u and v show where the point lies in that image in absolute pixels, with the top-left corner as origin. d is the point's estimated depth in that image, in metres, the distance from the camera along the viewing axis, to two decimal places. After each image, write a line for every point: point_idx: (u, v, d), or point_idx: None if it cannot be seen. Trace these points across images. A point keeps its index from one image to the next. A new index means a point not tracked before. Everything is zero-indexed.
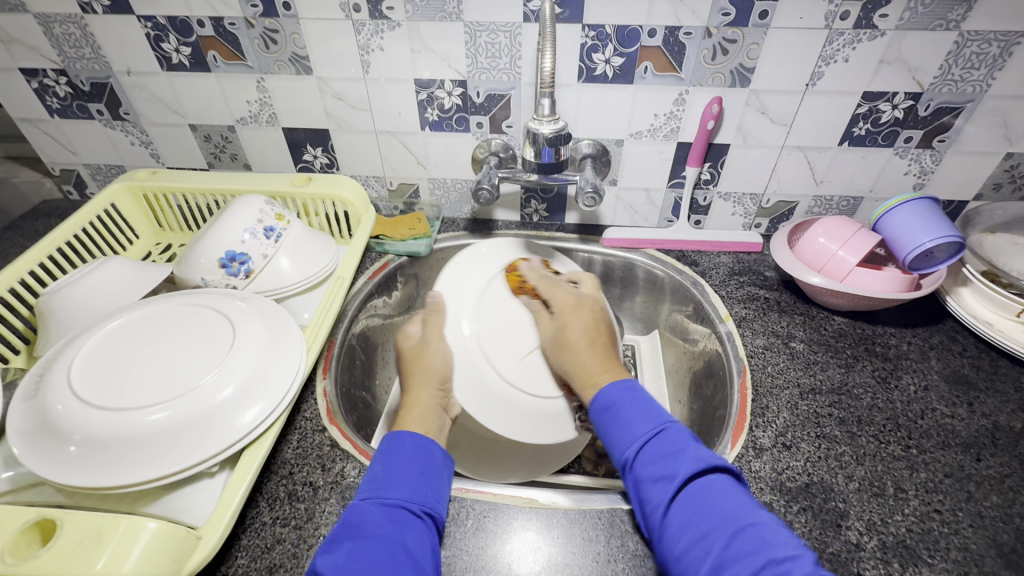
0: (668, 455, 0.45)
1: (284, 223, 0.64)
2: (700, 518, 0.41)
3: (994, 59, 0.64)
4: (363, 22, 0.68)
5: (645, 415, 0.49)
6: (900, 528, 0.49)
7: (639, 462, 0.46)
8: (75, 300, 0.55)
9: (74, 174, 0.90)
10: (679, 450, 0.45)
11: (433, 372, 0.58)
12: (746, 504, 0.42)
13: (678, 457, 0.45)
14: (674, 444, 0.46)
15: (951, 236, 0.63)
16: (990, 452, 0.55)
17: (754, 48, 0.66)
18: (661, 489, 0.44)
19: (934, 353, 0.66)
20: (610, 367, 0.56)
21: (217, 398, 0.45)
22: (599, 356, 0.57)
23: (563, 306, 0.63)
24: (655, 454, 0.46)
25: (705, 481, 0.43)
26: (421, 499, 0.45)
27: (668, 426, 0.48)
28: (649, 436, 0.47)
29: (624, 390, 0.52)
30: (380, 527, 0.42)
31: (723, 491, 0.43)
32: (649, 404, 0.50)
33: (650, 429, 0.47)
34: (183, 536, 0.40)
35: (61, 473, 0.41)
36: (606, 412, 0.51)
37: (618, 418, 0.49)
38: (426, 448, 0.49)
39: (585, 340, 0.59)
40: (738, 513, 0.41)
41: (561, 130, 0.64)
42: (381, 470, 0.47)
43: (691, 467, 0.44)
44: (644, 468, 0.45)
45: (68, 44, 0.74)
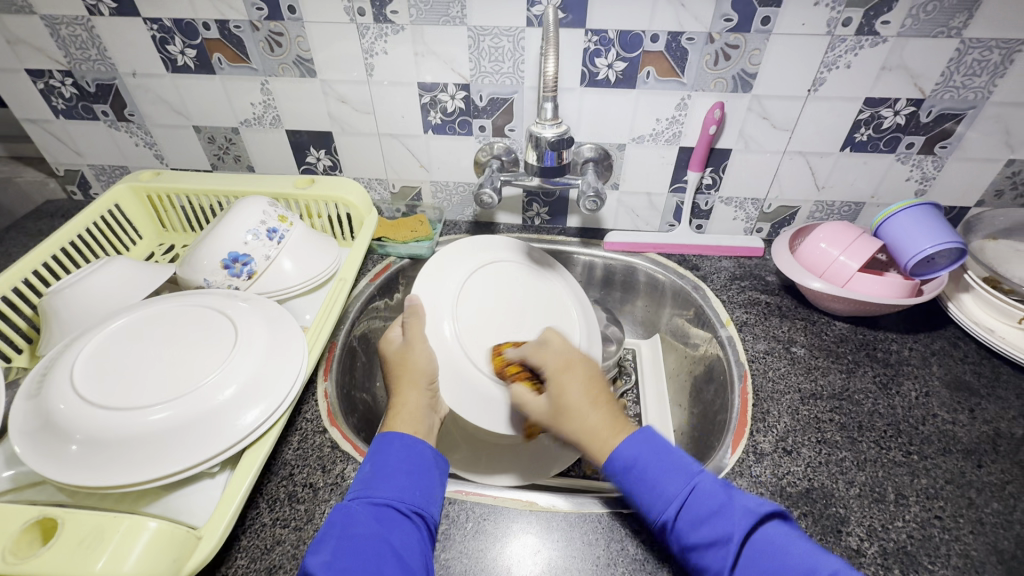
0: (711, 516, 0.43)
1: (287, 224, 0.64)
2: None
3: (996, 67, 0.64)
4: (368, 25, 0.68)
5: (672, 474, 0.46)
6: (901, 534, 0.49)
7: (682, 524, 0.44)
8: (79, 300, 0.56)
9: (79, 175, 0.91)
10: (720, 506, 0.44)
11: (421, 373, 0.56)
12: (807, 550, 0.41)
13: (723, 514, 0.43)
14: (713, 499, 0.44)
15: (953, 242, 0.63)
16: (991, 458, 0.55)
17: (757, 54, 0.66)
18: (717, 555, 0.42)
19: (935, 359, 0.66)
20: (623, 427, 0.51)
21: (217, 400, 0.45)
22: (608, 418, 0.52)
23: (556, 369, 0.57)
24: (696, 515, 0.44)
25: (759, 535, 0.42)
26: (409, 499, 0.46)
27: (695, 478, 0.46)
28: (683, 496, 0.45)
29: (642, 445, 0.48)
30: (367, 525, 0.42)
31: (785, 540, 0.41)
32: (673, 457, 0.48)
33: (682, 488, 0.45)
34: (183, 536, 0.40)
35: (64, 471, 0.41)
36: (629, 474, 0.47)
37: (644, 480, 0.47)
38: (413, 447, 0.49)
39: (587, 402, 0.53)
40: (804, 563, 0.39)
41: (564, 134, 0.65)
42: (370, 469, 0.47)
43: (741, 524, 0.42)
44: (690, 532, 0.43)
45: (75, 46, 0.74)
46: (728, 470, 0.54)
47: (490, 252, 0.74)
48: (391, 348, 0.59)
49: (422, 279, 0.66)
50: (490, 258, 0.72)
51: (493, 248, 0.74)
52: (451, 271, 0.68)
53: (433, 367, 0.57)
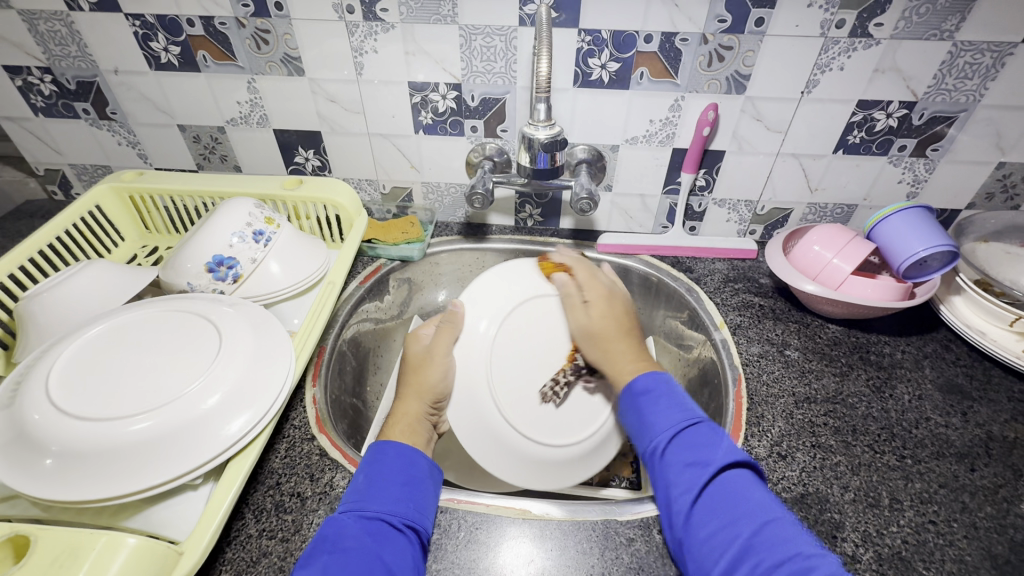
0: (703, 445, 0.46)
1: (274, 227, 0.63)
2: (731, 504, 0.42)
3: (987, 69, 0.64)
4: (357, 23, 0.67)
5: (683, 406, 0.50)
6: (895, 540, 0.49)
7: (670, 448, 0.47)
8: (58, 305, 0.54)
9: (59, 174, 0.88)
10: (714, 441, 0.46)
11: (430, 389, 0.56)
12: (772, 499, 0.43)
13: (713, 446, 0.46)
14: (710, 435, 0.47)
15: (945, 245, 0.63)
16: (984, 462, 0.55)
17: (750, 56, 0.66)
18: (694, 473, 0.44)
19: (928, 362, 0.66)
20: (643, 360, 0.57)
21: (202, 408, 0.44)
22: (633, 348, 0.58)
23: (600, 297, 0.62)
24: (691, 440, 0.47)
25: (737, 473, 0.44)
26: (402, 512, 0.44)
27: (698, 418, 0.49)
28: (684, 426, 0.48)
29: (663, 383, 0.52)
30: (358, 540, 0.41)
31: (754, 485, 0.44)
32: (687, 398, 0.51)
33: (686, 418, 0.48)
34: (163, 552, 0.39)
35: (39, 485, 0.39)
36: (645, 397, 0.51)
37: (654, 404, 0.50)
38: (409, 459, 0.49)
39: (620, 334, 0.59)
40: (767, 505, 0.42)
41: (557, 136, 0.64)
42: (365, 481, 0.46)
43: (727, 457, 0.45)
44: (674, 455, 0.46)
45: (54, 42, 0.72)
46: None
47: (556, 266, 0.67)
48: (415, 347, 0.60)
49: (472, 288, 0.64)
50: None
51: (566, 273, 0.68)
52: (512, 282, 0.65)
53: (444, 386, 0.57)
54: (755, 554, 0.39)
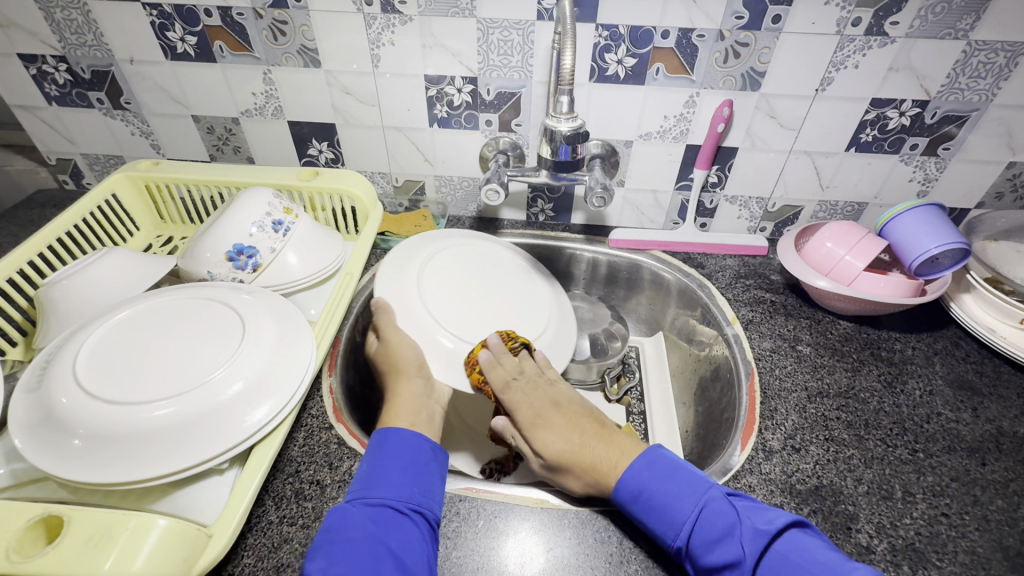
0: (720, 539, 0.43)
1: (292, 217, 0.63)
2: None
3: (1000, 70, 0.65)
4: (375, 15, 0.67)
5: (680, 494, 0.46)
6: (909, 531, 0.49)
7: (695, 549, 0.44)
8: (80, 292, 0.54)
9: (71, 164, 0.88)
10: (729, 528, 0.43)
11: (409, 362, 0.57)
12: (827, 563, 0.40)
13: (732, 537, 0.42)
14: (722, 520, 0.44)
15: (957, 243, 0.64)
16: (994, 456, 0.56)
17: (766, 52, 0.66)
18: None
19: (939, 359, 0.67)
20: (624, 454, 0.51)
21: (224, 396, 0.44)
22: (606, 450, 0.51)
23: (542, 413, 0.55)
24: (706, 538, 0.43)
25: (772, 552, 0.41)
26: (407, 497, 0.45)
27: (705, 500, 0.45)
28: (692, 519, 0.44)
29: (648, 473, 0.48)
30: (363, 529, 0.42)
31: (800, 556, 0.40)
32: (680, 478, 0.47)
33: (692, 508, 0.45)
34: (193, 534, 0.39)
35: (67, 467, 0.40)
36: (638, 502, 0.47)
37: (652, 506, 0.46)
38: (413, 443, 0.49)
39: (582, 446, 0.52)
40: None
41: (579, 129, 0.64)
42: (369, 468, 0.47)
43: (752, 546, 0.42)
44: (702, 557, 0.43)
45: (70, 30, 0.72)
46: (737, 469, 0.54)
47: (430, 245, 0.72)
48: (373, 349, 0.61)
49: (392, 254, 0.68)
50: (455, 237, 0.75)
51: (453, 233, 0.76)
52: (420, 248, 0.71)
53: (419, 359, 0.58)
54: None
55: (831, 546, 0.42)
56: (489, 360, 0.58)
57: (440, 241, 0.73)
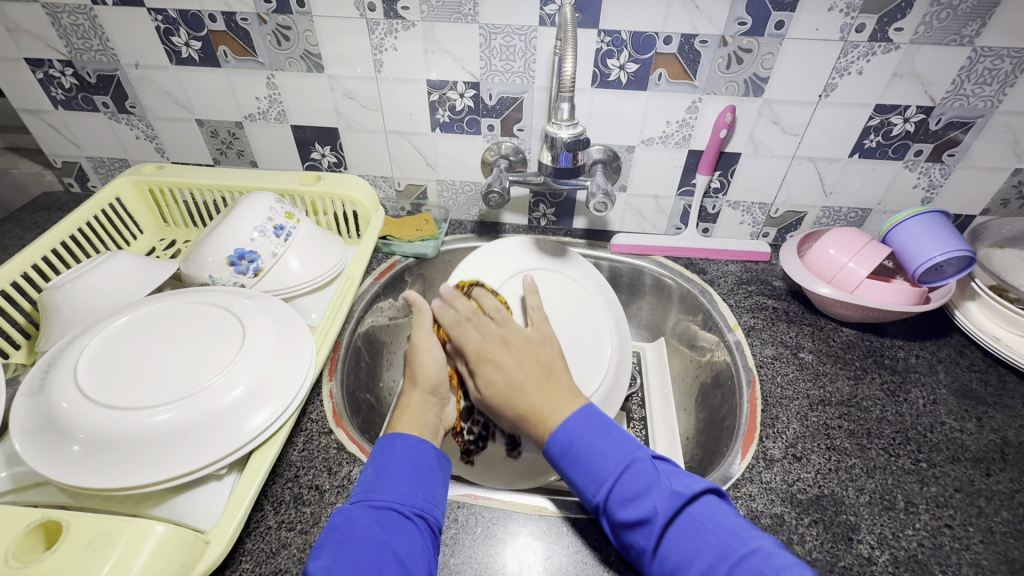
0: (636, 498, 0.43)
1: (293, 221, 0.63)
2: (691, 556, 0.40)
3: (1006, 76, 0.64)
4: (378, 21, 0.67)
5: (608, 453, 0.46)
6: (911, 542, 0.49)
7: (611, 503, 0.44)
8: (82, 296, 0.54)
9: (77, 167, 0.89)
10: (648, 488, 0.44)
11: (427, 375, 0.56)
12: (733, 528, 0.41)
13: (647, 495, 0.43)
14: (643, 481, 0.44)
15: (961, 250, 0.63)
16: (999, 467, 0.55)
17: (769, 58, 0.66)
18: (642, 534, 0.42)
19: (942, 367, 0.66)
20: (560, 402, 0.51)
21: (223, 401, 0.44)
22: (542, 394, 0.52)
23: (484, 350, 0.55)
24: (625, 496, 0.44)
25: (684, 512, 0.42)
26: (413, 502, 0.45)
27: (629, 460, 0.46)
28: (615, 476, 0.45)
29: (580, 428, 0.48)
30: (368, 530, 0.42)
31: (710, 519, 0.42)
32: (611, 438, 0.48)
33: (616, 465, 0.45)
34: (190, 539, 0.39)
35: (66, 472, 0.40)
36: (566, 457, 0.47)
37: (579, 462, 0.47)
38: (418, 450, 0.49)
39: (519, 385, 0.52)
40: (725, 542, 0.40)
41: (580, 135, 0.64)
42: (374, 472, 0.47)
43: (666, 506, 0.43)
44: (617, 512, 0.44)
45: (76, 35, 0.73)
46: (737, 477, 0.54)
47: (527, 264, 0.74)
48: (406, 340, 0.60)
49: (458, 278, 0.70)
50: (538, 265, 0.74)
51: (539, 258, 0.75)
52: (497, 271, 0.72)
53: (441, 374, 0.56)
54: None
55: (739, 514, 0.43)
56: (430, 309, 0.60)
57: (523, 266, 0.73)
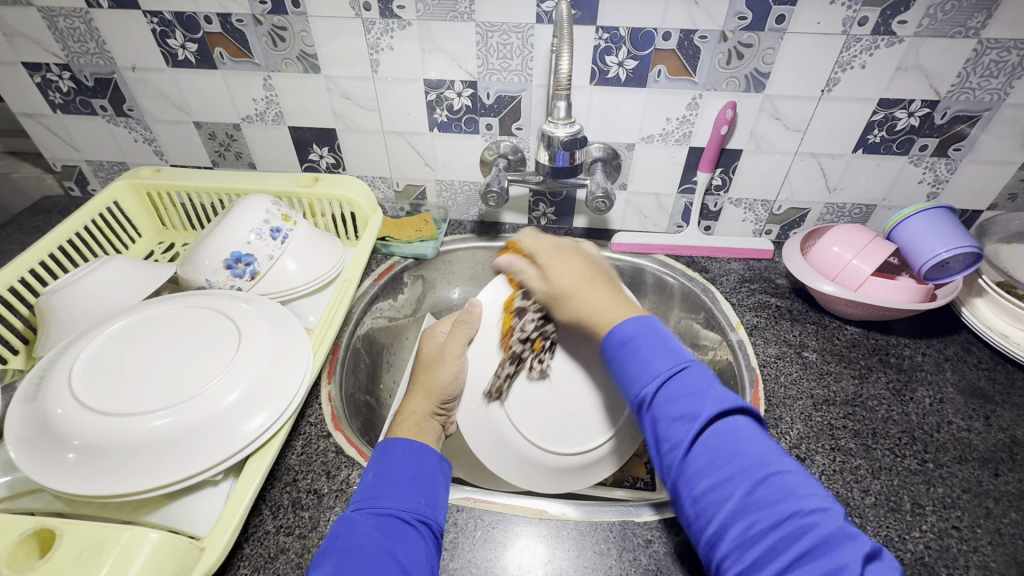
0: (689, 395, 0.41)
1: (291, 224, 0.63)
2: (724, 461, 0.38)
3: (1013, 68, 0.63)
4: (374, 20, 0.67)
5: (666, 352, 0.43)
6: (918, 545, 0.48)
7: (658, 398, 0.41)
8: (79, 301, 0.54)
9: (76, 170, 0.89)
10: (703, 389, 0.41)
11: (439, 388, 0.55)
12: (772, 450, 0.39)
13: (702, 396, 0.40)
14: (699, 383, 0.41)
15: (968, 247, 0.62)
16: (1008, 467, 0.54)
17: (770, 53, 0.65)
18: (682, 429, 0.39)
19: (949, 365, 0.65)
20: (626, 306, 0.50)
21: (219, 405, 0.44)
22: (609, 294, 0.51)
23: (546, 256, 0.57)
24: (677, 391, 0.41)
25: (732, 422, 0.40)
26: (413, 508, 0.44)
27: (686, 363, 0.43)
28: (671, 372, 0.42)
29: (642, 325, 0.46)
30: (370, 537, 0.41)
31: (753, 434, 0.39)
32: (671, 342, 0.45)
33: (674, 365, 0.42)
34: (186, 547, 0.39)
35: (61, 479, 0.40)
36: (624, 347, 0.45)
37: (636, 353, 0.44)
38: (419, 454, 0.49)
39: (584, 283, 0.53)
40: (765, 458, 0.38)
41: (577, 134, 0.63)
42: (375, 478, 0.46)
43: (717, 408, 0.40)
44: (662, 407, 0.41)
45: (72, 39, 0.73)
46: None
47: None
48: (431, 345, 0.60)
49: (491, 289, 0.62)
50: None
51: None
52: None
53: (453, 387, 0.56)
54: (751, 512, 0.36)
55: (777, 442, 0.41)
56: (508, 262, 0.61)
57: None
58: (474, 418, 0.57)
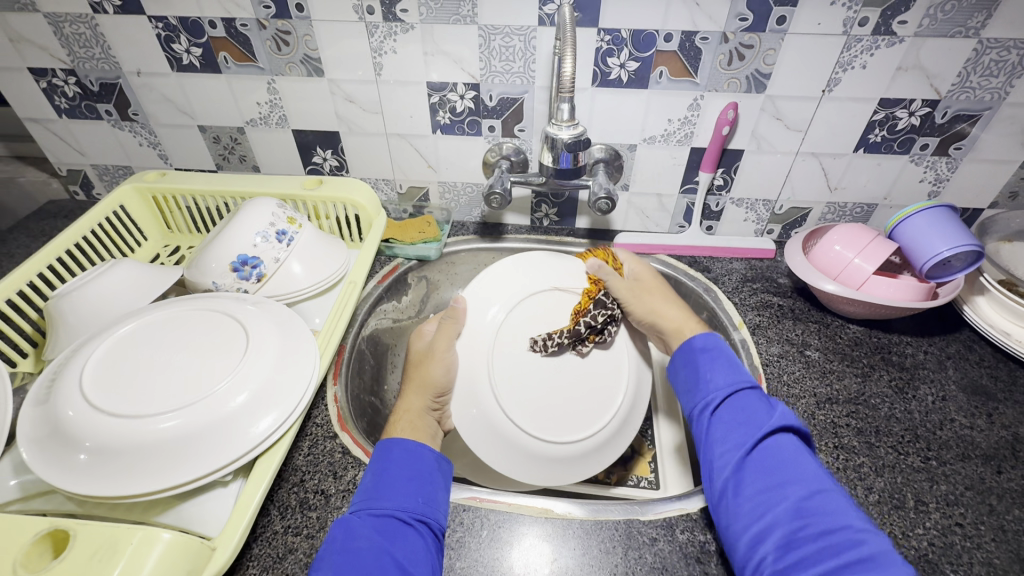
0: (752, 410, 0.49)
1: (296, 227, 0.63)
2: (782, 471, 0.45)
3: (1013, 67, 0.63)
4: (377, 24, 0.67)
5: (735, 372, 0.53)
6: (922, 542, 0.48)
7: (722, 406, 0.50)
8: (87, 304, 0.55)
9: (82, 174, 0.90)
10: (766, 407, 0.49)
11: (432, 384, 0.56)
12: (821, 471, 0.46)
13: (765, 412, 0.49)
14: (762, 402, 0.50)
15: (970, 246, 0.62)
16: (1011, 464, 0.54)
17: (771, 54, 0.65)
18: (744, 435, 0.48)
19: (951, 363, 0.66)
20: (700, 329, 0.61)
21: (229, 406, 0.44)
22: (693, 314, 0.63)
23: (635, 271, 0.67)
24: (742, 404, 0.50)
25: (788, 439, 0.47)
26: (411, 507, 0.45)
27: (752, 384, 0.52)
28: (738, 389, 0.51)
29: (717, 346, 0.56)
30: (369, 539, 0.42)
31: (807, 455, 0.46)
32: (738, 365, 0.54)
33: (741, 382, 0.52)
34: (197, 547, 0.39)
35: (74, 480, 0.40)
36: (698, 361, 0.55)
37: (709, 368, 0.54)
38: (416, 454, 0.49)
39: (673, 300, 0.64)
40: (818, 475, 0.45)
41: (580, 136, 0.63)
42: (373, 479, 0.47)
43: (778, 424, 0.48)
44: (725, 414, 0.50)
45: (78, 44, 0.73)
46: None
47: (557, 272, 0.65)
48: (420, 344, 0.61)
49: (476, 283, 0.62)
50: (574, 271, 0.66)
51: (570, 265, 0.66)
52: (521, 274, 0.64)
53: (446, 382, 0.56)
54: (804, 515, 0.42)
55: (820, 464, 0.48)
56: (597, 264, 0.65)
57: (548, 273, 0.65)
58: (468, 411, 0.57)
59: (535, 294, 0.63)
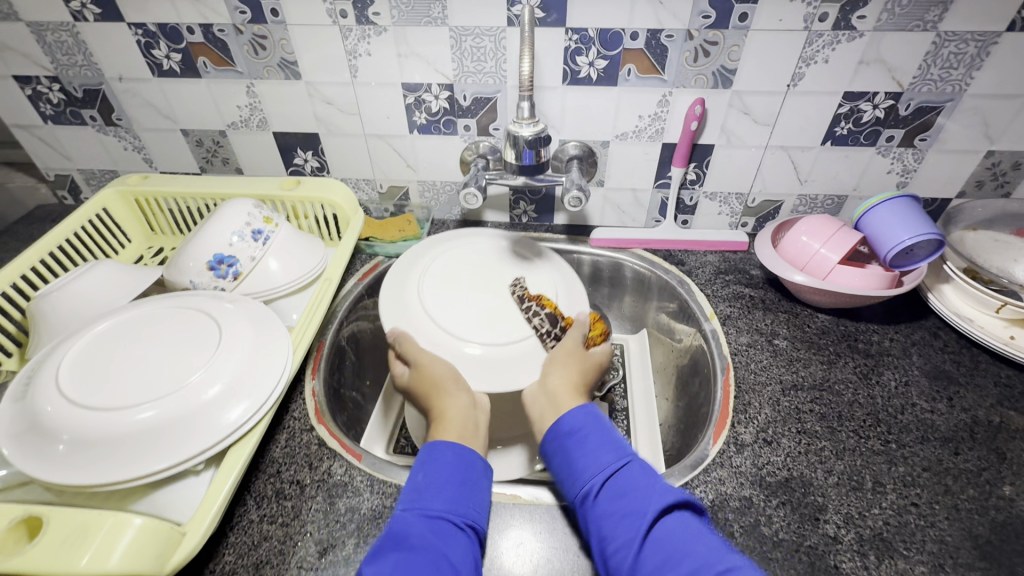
0: (630, 494, 0.45)
1: (272, 226, 0.65)
2: (675, 560, 0.41)
3: (972, 59, 0.65)
4: (350, 27, 0.69)
5: (608, 448, 0.49)
6: (877, 521, 0.50)
7: (602, 493, 0.46)
8: (67, 304, 0.56)
9: (69, 179, 0.91)
10: (644, 486, 0.46)
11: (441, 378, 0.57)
12: (716, 546, 0.41)
13: (644, 492, 0.45)
14: (640, 479, 0.47)
15: (930, 234, 0.64)
16: (968, 446, 0.56)
17: (736, 50, 0.67)
18: (628, 526, 0.43)
19: (916, 349, 0.67)
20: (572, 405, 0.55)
21: (203, 398, 0.46)
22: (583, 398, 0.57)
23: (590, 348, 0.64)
24: (618, 486, 0.46)
25: (674, 517, 0.44)
26: (463, 512, 0.46)
27: (628, 459, 0.48)
28: (614, 468, 0.47)
29: (588, 417, 0.52)
30: (425, 539, 0.43)
31: (695, 530, 0.43)
32: (614, 437, 0.51)
33: (616, 459, 0.48)
34: (167, 533, 0.41)
35: (49, 470, 0.42)
36: (571, 438, 0.51)
37: (583, 445, 0.50)
38: (464, 458, 0.50)
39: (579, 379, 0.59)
40: (708, 553, 0.41)
41: (540, 133, 0.65)
42: (424, 480, 0.48)
43: (658, 504, 0.44)
44: (607, 503, 0.46)
45: (61, 52, 0.75)
46: (709, 461, 0.55)
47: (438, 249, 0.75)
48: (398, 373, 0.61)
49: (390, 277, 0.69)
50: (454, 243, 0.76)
51: (452, 239, 0.77)
52: (413, 267, 0.71)
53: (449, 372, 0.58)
54: None
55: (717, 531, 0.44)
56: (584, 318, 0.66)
57: (436, 251, 0.74)
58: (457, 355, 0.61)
59: (430, 267, 0.71)
